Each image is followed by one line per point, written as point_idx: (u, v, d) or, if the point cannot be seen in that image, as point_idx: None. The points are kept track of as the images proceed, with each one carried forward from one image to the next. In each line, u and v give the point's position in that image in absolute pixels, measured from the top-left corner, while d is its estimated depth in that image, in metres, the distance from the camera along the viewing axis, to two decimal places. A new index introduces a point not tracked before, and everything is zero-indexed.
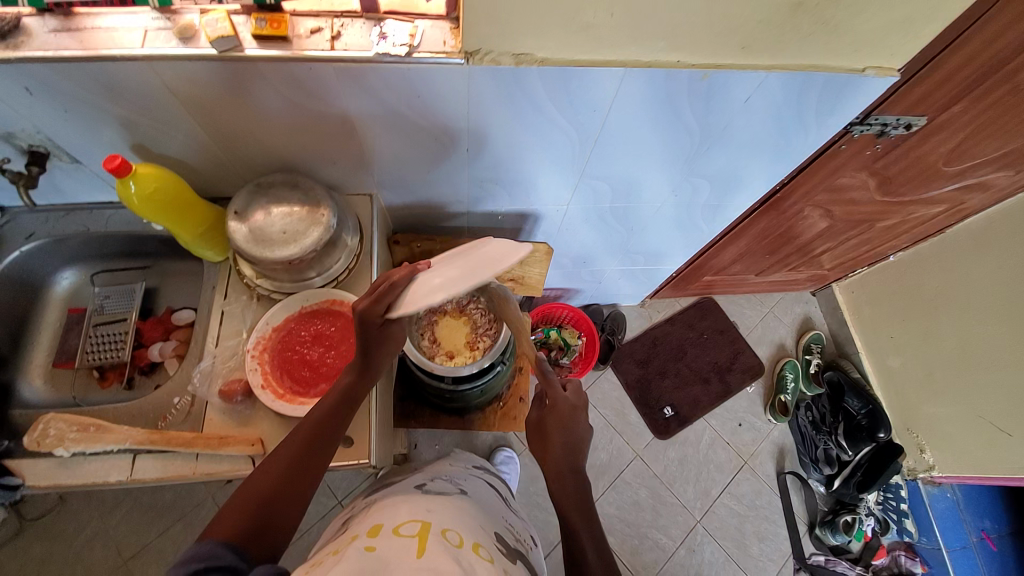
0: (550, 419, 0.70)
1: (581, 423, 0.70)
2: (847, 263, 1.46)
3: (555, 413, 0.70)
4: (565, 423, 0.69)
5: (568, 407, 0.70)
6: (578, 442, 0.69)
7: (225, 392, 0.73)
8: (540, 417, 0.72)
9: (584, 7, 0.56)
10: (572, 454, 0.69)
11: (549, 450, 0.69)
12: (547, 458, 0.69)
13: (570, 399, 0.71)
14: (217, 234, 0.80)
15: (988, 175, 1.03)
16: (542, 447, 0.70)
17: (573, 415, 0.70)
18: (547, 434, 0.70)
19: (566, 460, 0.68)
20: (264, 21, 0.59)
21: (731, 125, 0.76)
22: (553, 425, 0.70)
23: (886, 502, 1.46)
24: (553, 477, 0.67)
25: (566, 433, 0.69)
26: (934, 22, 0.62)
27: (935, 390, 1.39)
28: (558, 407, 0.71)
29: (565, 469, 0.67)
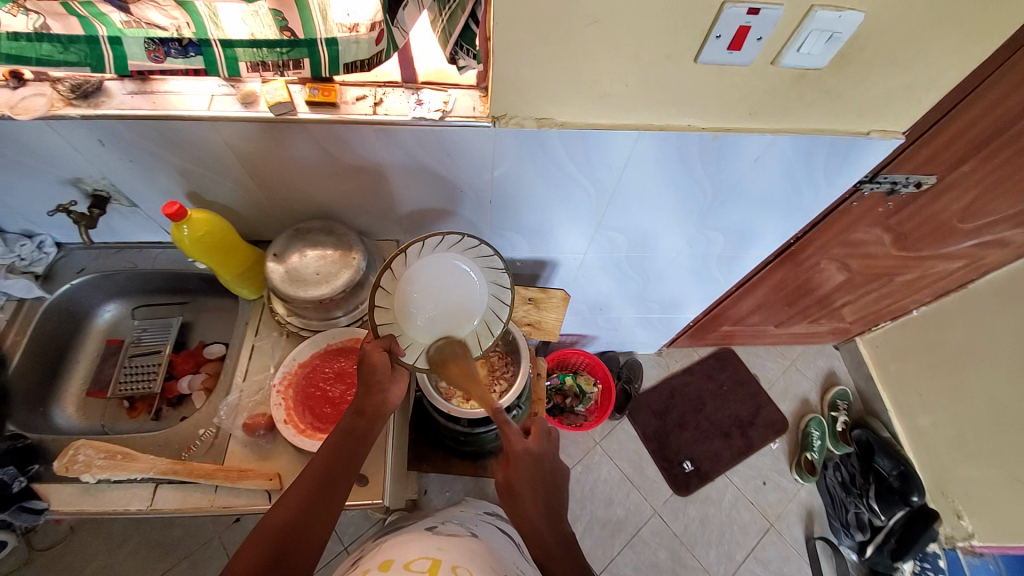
0: (517, 476, 0.61)
1: (550, 468, 0.64)
2: (868, 316, 1.44)
3: (519, 467, 0.61)
4: (535, 471, 0.62)
5: (533, 458, 0.62)
6: (550, 489, 0.64)
7: (248, 425, 0.75)
8: (505, 473, 0.62)
9: (600, 77, 0.62)
10: (545, 509, 0.63)
11: (521, 512, 0.61)
12: (519, 520, 0.62)
13: (536, 447, 0.63)
14: (254, 275, 0.85)
15: (1006, 232, 1.04)
16: (511, 509, 0.62)
17: (542, 462, 0.63)
18: (517, 493, 0.61)
19: (542, 513, 0.62)
20: (317, 90, 0.66)
21: (742, 181, 0.80)
22: (522, 486, 0.61)
23: (923, 573, 1.34)
24: (530, 538, 0.61)
25: (537, 487, 0.62)
26: (933, 91, 0.66)
27: (971, 453, 1.31)
28: (525, 458, 0.62)
29: (543, 524, 0.62)
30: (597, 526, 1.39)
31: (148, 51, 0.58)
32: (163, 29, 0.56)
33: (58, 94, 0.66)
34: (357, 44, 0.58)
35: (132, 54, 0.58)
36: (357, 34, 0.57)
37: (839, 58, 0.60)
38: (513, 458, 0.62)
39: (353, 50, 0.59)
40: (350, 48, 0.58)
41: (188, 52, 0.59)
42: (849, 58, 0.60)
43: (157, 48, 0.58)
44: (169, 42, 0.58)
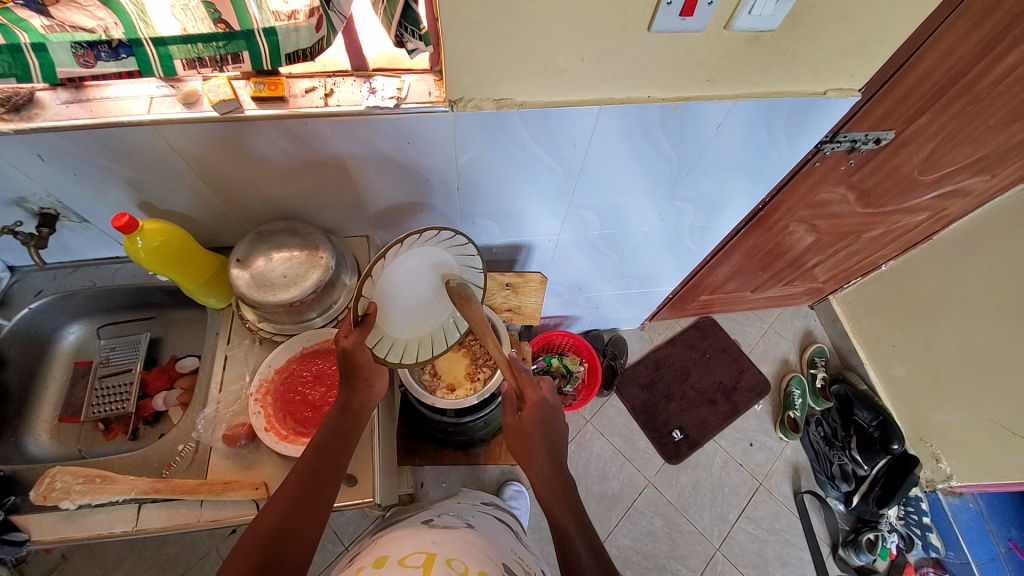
0: (531, 423, 0.65)
1: (558, 424, 0.67)
2: (840, 274, 1.48)
3: (533, 414, 0.65)
4: (547, 421, 0.65)
5: (547, 407, 0.66)
6: (558, 442, 0.67)
7: (228, 436, 0.73)
8: (519, 422, 0.66)
9: (556, 53, 0.61)
10: (553, 456, 0.66)
11: (533, 458, 0.65)
12: (531, 468, 0.66)
13: (545, 398, 0.67)
14: (220, 281, 0.83)
15: (965, 181, 1.07)
16: (523, 457, 0.66)
17: (553, 412, 0.66)
18: (530, 442, 0.65)
19: (552, 468, 0.65)
20: (262, 85, 0.63)
21: (707, 149, 0.80)
22: (536, 434, 0.65)
23: (907, 517, 1.43)
24: (539, 484, 0.65)
25: (548, 436, 0.66)
26: (886, 44, 0.66)
27: (943, 397, 1.37)
28: (538, 407, 0.65)
29: (552, 475, 0.65)
30: (593, 502, 1.42)
31: (76, 56, 0.55)
32: (89, 31, 0.53)
33: None
34: (296, 32, 0.56)
35: (60, 62, 0.55)
36: (296, 21, 0.55)
37: (790, 18, 0.59)
38: (530, 403, 0.65)
39: (294, 38, 0.56)
40: (290, 37, 0.56)
41: (119, 54, 0.56)
42: (801, 17, 0.60)
43: (86, 52, 0.54)
44: (97, 45, 0.54)
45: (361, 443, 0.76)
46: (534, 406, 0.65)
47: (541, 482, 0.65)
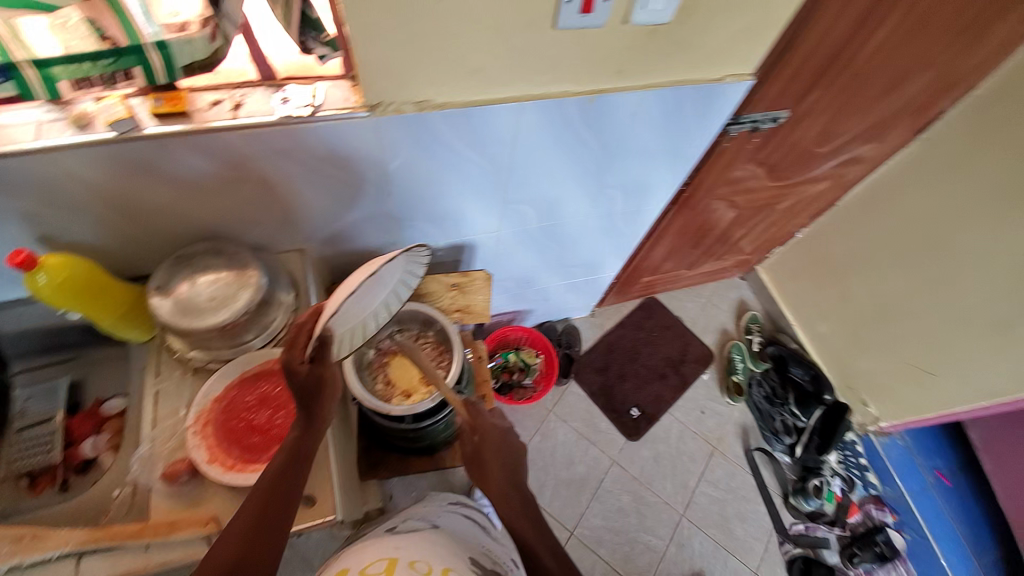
0: (486, 446, 0.70)
1: (513, 443, 0.72)
2: (763, 245, 1.60)
3: (487, 438, 0.70)
4: (502, 441, 0.71)
5: (499, 431, 0.72)
6: (516, 461, 0.70)
7: (166, 475, 0.70)
8: (476, 447, 0.70)
9: (468, 53, 0.62)
10: (511, 472, 0.69)
11: (490, 477, 0.67)
12: (488, 488, 0.67)
13: (499, 422, 0.73)
14: (141, 313, 0.78)
15: (855, 150, 1.19)
16: (481, 480, 0.68)
17: (509, 433, 0.72)
18: (487, 462, 0.68)
19: (509, 484, 0.67)
20: (162, 100, 0.61)
21: (626, 137, 0.84)
22: (491, 453, 0.69)
23: (846, 460, 1.58)
24: (498, 499, 0.66)
25: (504, 456, 0.70)
26: (769, 30, 0.73)
27: (862, 346, 1.52)
28: (492, 431, 0.72)
29: (510, 490, 0.67)
30: (563, 488, 1.46)
31: None
32: None
33: None
34: (191, 44, 0.53)
35: None
36: (189, 33, 0.52)
37: (682, 10, 0.64)
38: (484, 428, 0.71)
39: (188, 51, 0.54)
40: (184, 49, 0.53)
41: None
42: (692, 8, 0.64)
43: None
44: None
45: (316, 462, 0.74)
46: (486, 431, 0.71)
47: (499, 498, 0.66)
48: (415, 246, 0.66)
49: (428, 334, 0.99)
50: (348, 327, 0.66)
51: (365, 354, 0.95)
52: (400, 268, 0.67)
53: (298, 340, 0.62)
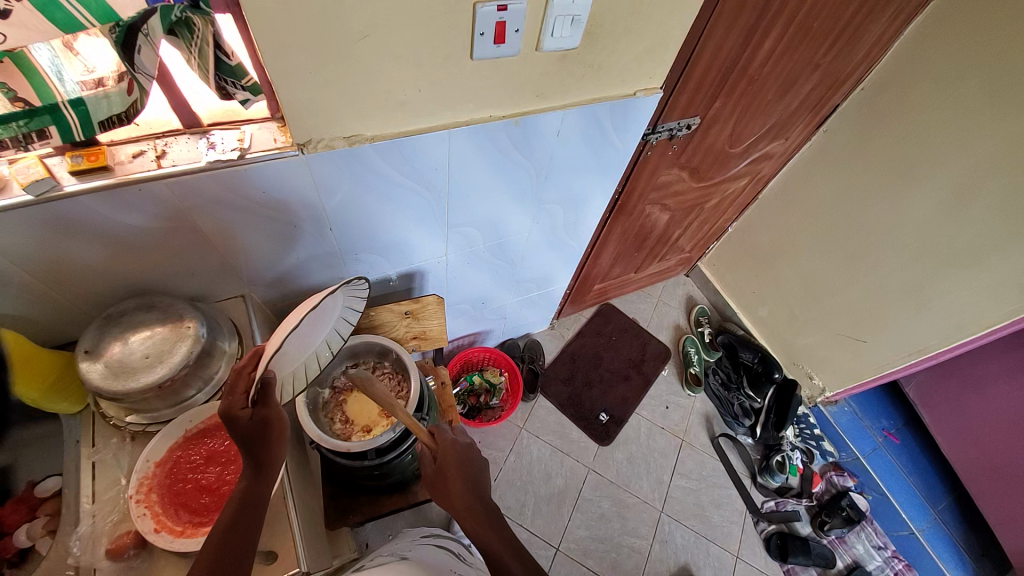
0: (448, 462, 0.72)
1: (474, 458, 0.75)
2: (700, 241, 1.71)
3: (448, 455, 0.73)
4: (463, 458, 0.73)
5: (460, 447, 0.75)
6: (478, 476, 0.73)
7: (112, 549, 0.64)
8: (438, 469, 0.71)
9: (392, 88, 0.65)
10: (474, 487, 0.71)
11: (454, 495, 0.69)
12: (454, 507, 0.69)
13: (456, 439, 0.76)
14: (70, 382, 0.73)
15: (765, 148, 1.31)
16: (446, 500, 0.70)
17: (468, 449, 0.75)
18: (450, 482, 0.70)
19: (474, 497, 0.70)
20: (80, 157, 0.59)
21: (556, 154, 0.89)
22: (454, 472, 0.71)
23: (803, 433, 1.68)
24: (465, 513, 0.68)
25: (466, 471, 0.72)
26: (669, 48, 0.80)
27: (799, 325, 1.64)
28: (451, 450, 0.74)
29: (474, 504, 0.69)
30: (543, 504, 1.45)
31: None
32: None
33: None
34: (108, 99, 0.53)
35: None
36: (105, 88, 0.52)
37: (588, 35, 0.70)
38: (443, 449, 0.73)
39: (104, 106, 0.53)
40: (100, 104, 0.52)
41: None
42: (596, 33, 0.70)
43: None
44: None
45: (276, 512, 0.71)
46: (447, 448, 0.73)
47: (466, 513, 0.68)
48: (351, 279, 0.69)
49: (384, 365, 0.99)
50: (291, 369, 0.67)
51: (320, 395, 0.93)
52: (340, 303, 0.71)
53: (239, 384, 0.62)
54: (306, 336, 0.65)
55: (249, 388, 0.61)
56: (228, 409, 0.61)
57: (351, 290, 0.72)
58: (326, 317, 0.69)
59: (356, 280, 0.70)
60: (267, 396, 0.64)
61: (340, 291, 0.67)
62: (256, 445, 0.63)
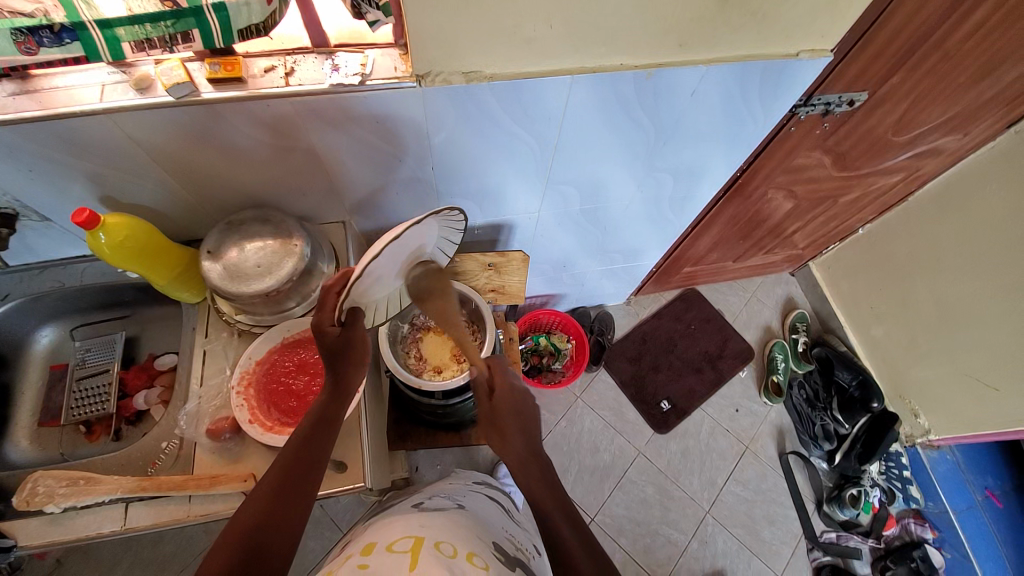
0: (501, 408, 0.69)
1: (528, 406, 0.70)
2: (819, 240, 1.50)
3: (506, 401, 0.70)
4: (519, 408, 0.69)
5: (517, 394, 0.71)
6: (532, 421, 0.70)
7: (212, 430, 0.73)
8: (493, 409, 0.70)
9: (522, 21, 0.59)
10: (526, 437, 0.68)
11: (507, 439, 0.67)
12: (506, 452, 0.67)
13: (513, 385, 0.72)
14: (193, 275, 0.81)
15: (937, 141, 1.08)
16: (498, 444, 0.68)
17: (526, 397, 0.71)
18: (503, 423, 0.68)
19: (526, 447, 0.67)
20: (218, 65, 0.60)
21: (683, 117, 0.79)
22: (507, 418, 0.69)
23: (889, 471, 1.50)
24: (516, 465, 0.65)
25: (521, 419, 0.69)
26: (856, 2, 0.65)
27: (920, 354, 1.42)
28: (508, 394, 0.71)
29: (525, 449, 0.66)
30: (586, 474, 1.45)
31: (17, 42, 0.52)
32: (28, 16, 0.50)
33: None
34: (247, 7, 0.52)
35: (1, 49, 0.52)
36: None
37: None
38: (501, 390, 0.71)
39: (245, 14, 0.53)
40: (241, 12, 0.53)
41: (63, 39, 0.52)
42: None
43: (28, 39, 0.51)
44: (38, 30, 0.51)
45: (349, 429, 0.76)
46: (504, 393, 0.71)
47: (516, 458, 0.66)
48: (449, 207, 0.63)
49: (461, 313, 0.99)
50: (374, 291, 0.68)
51: (399, 328, 0.96)
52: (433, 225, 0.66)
53: (328, 302, 0.63)
54: (396, 260, 0.66)
55: (334, 309, 0.62)
56: (318, 324, 0.63)
57: (444, 215, 0.65)
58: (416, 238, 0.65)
59: (446, 208, 0.62)
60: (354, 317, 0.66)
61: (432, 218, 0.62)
62: (346, 369, 0.67)
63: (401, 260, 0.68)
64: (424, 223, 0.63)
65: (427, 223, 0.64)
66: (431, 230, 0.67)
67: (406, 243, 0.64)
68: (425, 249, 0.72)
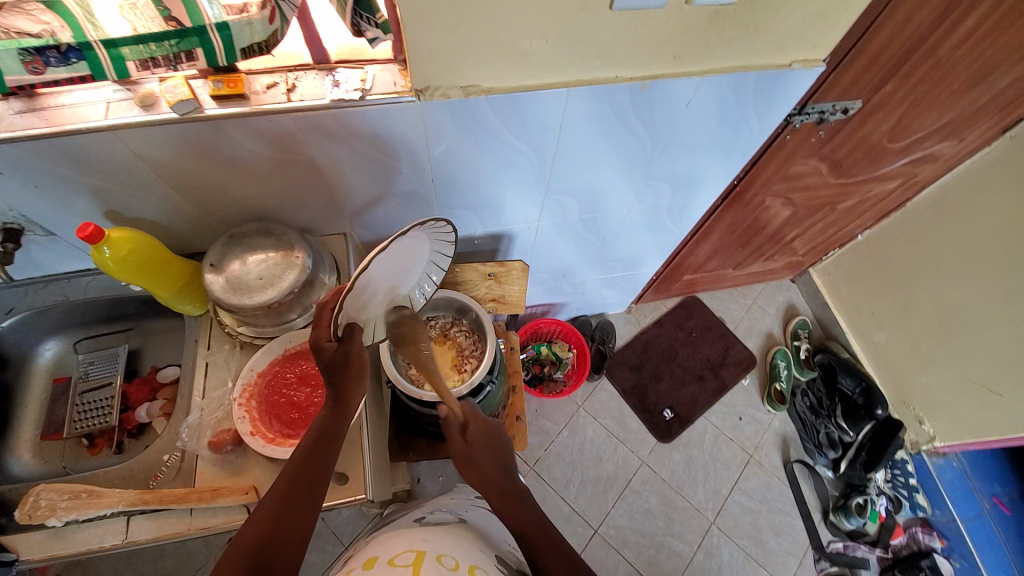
0: (475, 447, 0.72)
1: (499, 440, 0.74)
2: (818, 246, 1.51)
3: (478, 438, 0.73)
4: (493, 446, 0.73)
5: (489, 430, 0.74)
6: (505, 455, 0.74)
7: (213, 442, 0.73)
8: (469, 449, 0.72)
9: (518, 36, 0.60)
10: (501, 467, 0.72)
11: (485, 477, 0.70)
12: (483, 487, 0.70)
13: (485, 421, 0.76)
14: (195, 288, 0.82)
15: (932, 147, 1.09)
16: (476, 481, 0.71)
17: (499, 434, 0.75)
18: (479, 462, 0.71)
19: (501, 476, 0.71)
20: (222, 83, 0.62)
21: (679, 128, 0.80)
22: (482, 452, 0.72)
23: (895, 479, 1.47)
24: (494, 495, 0.69)
25: (495, 452, 0.73)
26: (846, 13, 0.67)
27: (922, 360, 1.41)
28: (482, 433, 0.74)
29: (500, 478, 0.70)
30: (589, 484, 1.44)
31: (25, 62, 0.53)
32: (35, 37, 0.51)
33: None
34: (251, 26, 0.54)
35: (9, 69, 0.53)
36: (249, 15, 0.53)
37: None
38: (475, 430, 0.74)
39: (247, 34, 0.55)
40: (244, 32, 0.54)
41: (70, 58, 0.54)
42: None
43: (35, 59, 0.53)
44: (45, 50, 0.52)
45: (350, 441, 0.76)
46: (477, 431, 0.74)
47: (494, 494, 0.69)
48: (435, 219, 0.63)
49: (462, 323, 1.00)
50: (368, 306, 0.69)
51: None
52: (424, 239, 0.67)
53: (324, 319, 0.65)
54: (388, 275, 0.66)
55: (330, 325, 0.63)
56: (315, 340, 0.64)
57: (433, 228, 0.65)
58: (408, 252, 0.66)
59: (433, 220, 0.62)
60: (351, 335, 0.67)
61: (421, 228, 0.63)
62: (348, 385, 0.67)
63: (395, 275, 0.69)
64: (413, 236, 0.63)
65: (415, 236, 0.64)
66: (422, 244, 0.68)
67: (395, 256, 0.64)
68: (418, 264, 0.73)
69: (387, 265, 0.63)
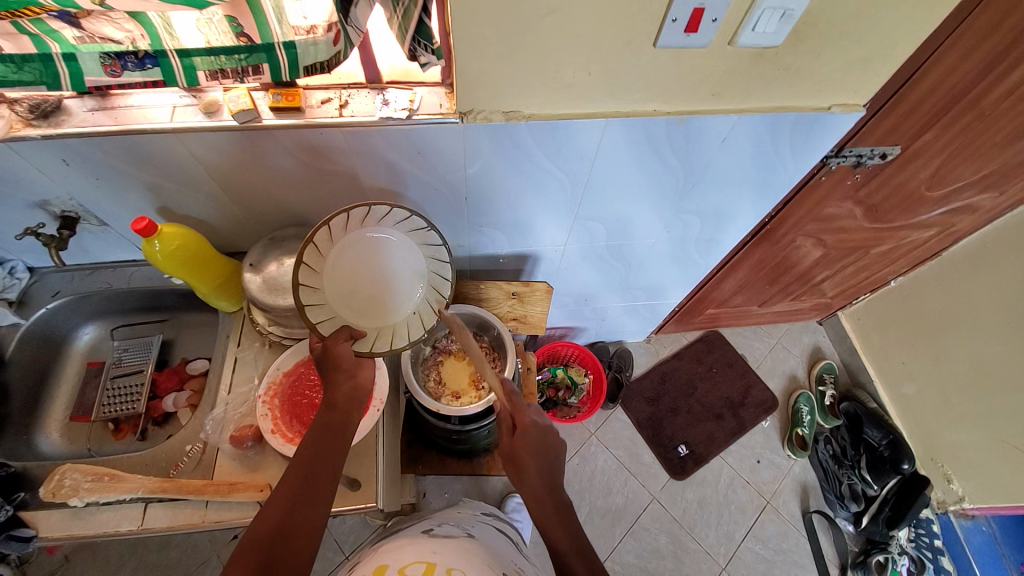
0: (523, 447, 0.67)
1: (551, 442, 0.69)
2: (848, 290, 1.47)
3: (526, 442, 0.67)
4: (540, 447, 0.68)
5: (538, 433, 0.68)
6: (553, 462, 0.69)
7: (235, 437, 0.75)
8: (512, 446, 0.68)
9: (563, 67, 0.63)
10: (547, 476, 0.68)
11: (527, 480, 0.67)
12: (522, 483, 0.67)
13: (541, 421, 0.70)
14: (232, 285, 0.85)
15: (973, 198, 1.06)
16: (516, 476, 0.68)
17: (550, 444, 0.69)
18: (522, 463, 0.67)
19: (544, 486, 0.67)
20: (281, 96, 0.66)
21: (712, 162, 0.80)
22: (528, 456, 0.67)
23: (919, 539, 1.39)
24: (533, 500, 0.67)
25: (542, 459, 0.68)
26: (887, 63, 0.67)
27: (953, 416, 1.35)
28: (533, 435, 0.68)
29: (545, 486, 0.68)
30: (597, 516, 1.40)
31: (104, 65, 0.57)
32: (117, 42, 0.55)
33: (17, 114, 0.65)
34: (315, 46, 0.58)
35: (88, 70, 0.57)
36: (315, 36, 0.57)
37: (794, 34, 0.61)
38: (522, 432, 0.68)
39: (312, 52, 0.58)
40: (309, 50, 0.58)
41: (145, 64, 0.58)
42: (804, 33, 0.61)
43: (114, 63, 0.57)
44: (124, 55, 0.56)
45: (364, 448, 0.77)
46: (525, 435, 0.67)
47: (532, 500, 0.67)
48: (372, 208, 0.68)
49: (482, 338, 1.01)
50: (370, 319, 0.69)
51: (421, 350, 0.98)
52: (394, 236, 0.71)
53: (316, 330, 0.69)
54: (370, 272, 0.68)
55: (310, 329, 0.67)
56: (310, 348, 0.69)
57: (382, 220, 0.70)
58: (384, 251, 0.70)
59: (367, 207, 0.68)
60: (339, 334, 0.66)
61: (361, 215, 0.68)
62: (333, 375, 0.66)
63: (393, 276, 0.70)
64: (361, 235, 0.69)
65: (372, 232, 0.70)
66: (397, 239, 0.71)
67: (362, 259, 0.68)
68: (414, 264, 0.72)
69: (354, 261, 0.68)
